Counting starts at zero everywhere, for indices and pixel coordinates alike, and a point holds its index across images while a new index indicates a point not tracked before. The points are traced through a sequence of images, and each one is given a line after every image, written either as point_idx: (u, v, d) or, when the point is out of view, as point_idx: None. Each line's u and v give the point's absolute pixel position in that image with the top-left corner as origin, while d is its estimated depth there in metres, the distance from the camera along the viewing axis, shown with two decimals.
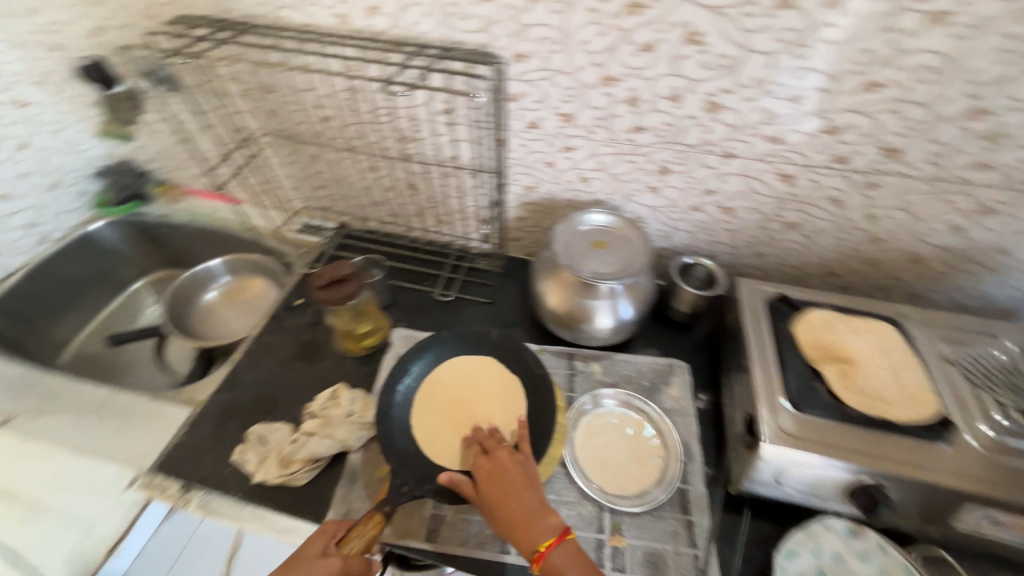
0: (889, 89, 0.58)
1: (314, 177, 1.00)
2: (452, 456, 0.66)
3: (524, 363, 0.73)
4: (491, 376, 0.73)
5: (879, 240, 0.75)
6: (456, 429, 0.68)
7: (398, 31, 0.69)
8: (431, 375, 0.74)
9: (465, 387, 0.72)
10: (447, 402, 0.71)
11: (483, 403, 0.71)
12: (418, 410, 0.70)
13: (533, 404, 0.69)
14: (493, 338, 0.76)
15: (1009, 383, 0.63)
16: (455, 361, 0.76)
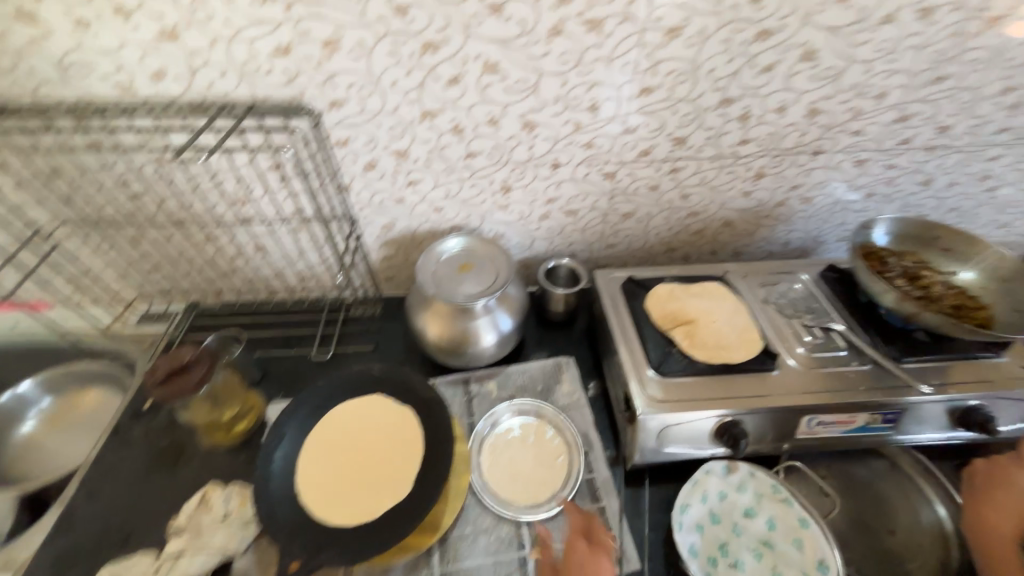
0: (659, 91, 0.69)
1: (140, 261, 0.87)
2: (351, 510, 0.60)
3: (413, 391, 0.69)
4: (381, 412, 0.68)
5: (697, 213, 0.88)
6: (351, 479, 0.62)
7: (195, 94, 0.65)
8: (315, 431, 0.67)
9: (357, 431, 0.67)
10: (337, 454, 0.65)
11: (376, 441, 0.65)
12: (307, 470, 0.64)
13: (430, 425, 0.65)
14: (376, 375, 0.71)
15: (807, 307, 0.78)
16: (340, 407, 0.69)
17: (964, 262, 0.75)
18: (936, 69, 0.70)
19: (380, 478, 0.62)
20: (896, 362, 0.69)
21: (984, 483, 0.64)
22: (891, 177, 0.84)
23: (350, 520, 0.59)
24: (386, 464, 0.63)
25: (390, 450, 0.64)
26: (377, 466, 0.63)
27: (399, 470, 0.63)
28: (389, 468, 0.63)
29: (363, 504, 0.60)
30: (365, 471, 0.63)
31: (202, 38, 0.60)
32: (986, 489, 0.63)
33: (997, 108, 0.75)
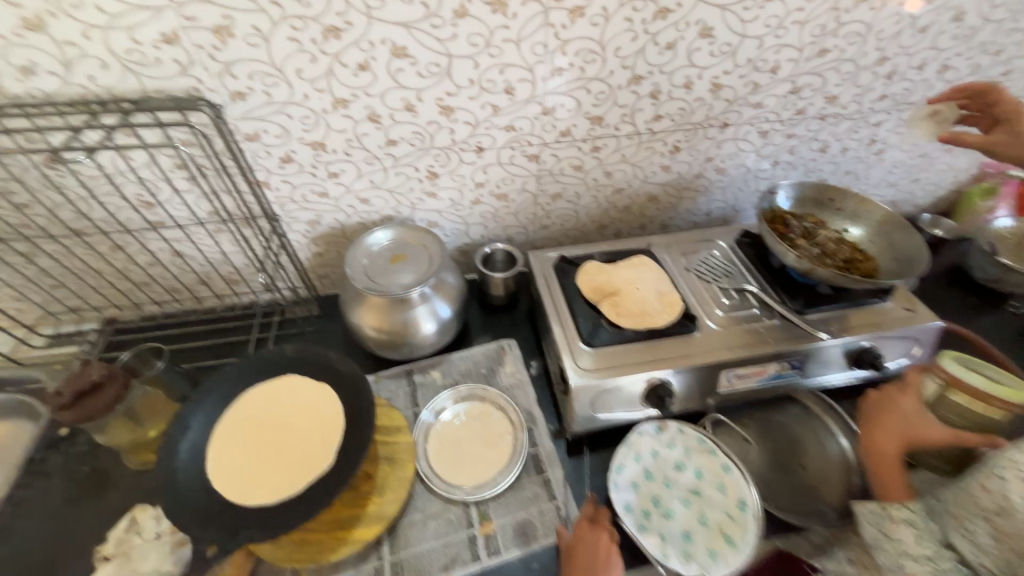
0: (571, 70, 0.71)
1: (37, 278, 0.80)
2: (270, 485, 0.60)
3: (331, 367, 0.70)
4: (295, 389, 0.69)
5: (622, 190, 0.91)
6: (268, 458, 0.62)
7: (74, 89, 0.59)
8: (225, 417, 0.66)
9: (273, 410, 0.66)
10: (251, 436, 0.65)
11: (295, 417, 0.66)
12: (218, 457, 0.62)
13: (348, 394, 0.67)
14: (289, 354, 0.71)
15: (724, 272, 0.84)
16: (253, 390, 0.69)
17: (852, 218, 0.84)
18: (819, 43, 0.76)
19: (297, 449, 0.63)
20: (799, 314, 0.76)
21: (875, 410, 0.69)
22: (792, 145, 0.91)
23: (270, 495, 0.59)
24: (303, 437, 0.64)
25: (308, 423, 0.65)
26: (292, 440, 0.64)
27: (317, 439, 0.64)
28: (307, 440, 0.64)
29: (280, 477, 0.61)
30: (282, 449, 0.63)
31: (74, 27, 0.55)
32: (876, 416, 0.69)
33: (875, 78, 0.83)
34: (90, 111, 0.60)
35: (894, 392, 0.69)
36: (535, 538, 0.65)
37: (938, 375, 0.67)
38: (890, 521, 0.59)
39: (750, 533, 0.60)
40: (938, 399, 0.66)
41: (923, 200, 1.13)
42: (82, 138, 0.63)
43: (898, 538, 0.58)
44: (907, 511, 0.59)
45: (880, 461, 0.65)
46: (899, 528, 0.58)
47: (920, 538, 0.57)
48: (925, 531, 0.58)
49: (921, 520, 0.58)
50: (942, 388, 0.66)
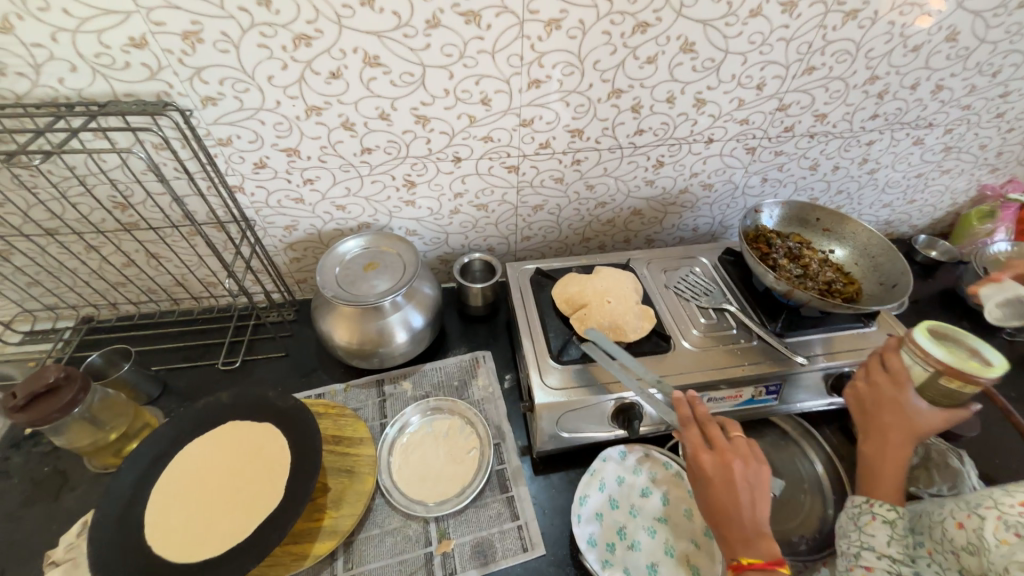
0: (550, 83, 0.70)
1: (13, 275, 0.80)
2: (222, 535, 0.59)
3: (269, 406, 0.70)
4: (237, 436, 0.68)
5: (606, 204, 0.90)
6: (215, 510, 0.61)
7: (43, 90, 0.59)
8: (164, 474, 0.65)
9: (217, 462, 0.66)
10: (191, 494, 0.63)
11: (241, 463, 0.65)
12: (158, 518, 0.61)
13: (292, 429, 0.67)
14: (228, 400, 0.71)
15: (704, 290, 0.82)
16: (190, 444, 0.68)
17: (838, 239, 0.83)
18: (806, 61, 0.74)
19: (241, 501, 0.62)
20: (779, 337, 0.74)
21: (871, 409, 0.61)
22: (781, 162, 0.90)
23: (224, 546, 0.58)
24: (251, 479, 0.64)
25: (252, 466, 0.65)
26: (240, 488, 0.63)
27: (264, 479, 0.64)
28: (255, 485, 0.63)
29: (232, 524, 0.60)
30: (227, 500, 0.62)
31: (42, 30, 0.54)
32: (874, 414, 0.61)
33: (866, 97, 0.81)
34: (57, 112, 0.59)
35: (884, 383, 0.60)
36: (493, 560, 0.63)
37: (925, 360, 0.56)
38: (869, 516, 0.58)
39: (716, 563, 0.59)
40: (926, 384, 0.57)
41: (919, 221, 1.11)
42: (50, 139, 0.63)
43: (868, 532, 0.57)
44: (892, 512, 0.57)
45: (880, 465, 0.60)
46: (876, 524, 0.57)
47: (893, 539, 0.56)
48: (903, 535, 0.56)
49: (902, 525, 0.57)
50: (929, 375, 0.56)
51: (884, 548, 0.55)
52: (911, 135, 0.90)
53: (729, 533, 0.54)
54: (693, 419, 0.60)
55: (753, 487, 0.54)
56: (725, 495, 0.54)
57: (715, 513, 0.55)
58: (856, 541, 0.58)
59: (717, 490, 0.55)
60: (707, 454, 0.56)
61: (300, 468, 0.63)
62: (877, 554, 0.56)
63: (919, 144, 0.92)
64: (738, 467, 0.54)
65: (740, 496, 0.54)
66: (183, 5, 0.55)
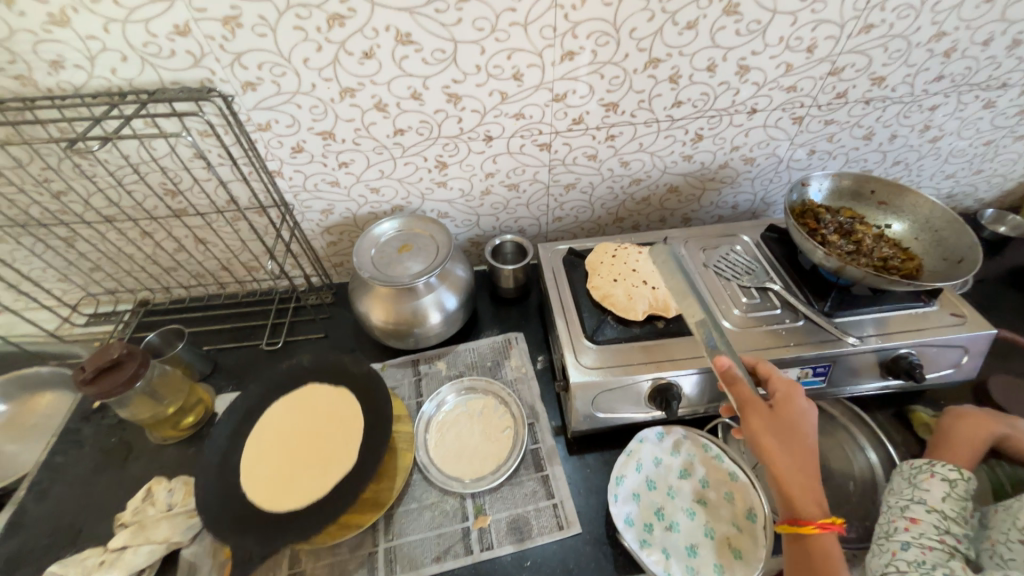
0: (584, 54, 0.67)
1: (77, 261, 0.85)
2: (304, 490, 0.62)
3: (346, 373, 0.73)
4: (315, 398, 0.72)
5: (640, 181, 0.87)
6: (296, 466, 0.65)
7: (98, 81, 0.62)
8: (257, 427, 0.70)
9: (297, 420, 0.70)
10: (275, 445, 0.67)
11: (320, 422, 0.69)
12: (246, 464, 0.65)
13: (366, 397, 0.70)
14: (308, 364, 0.75)
15: (746, 269, 0.79)
16: (275, 404, 0.72)
17: (896, 213, 0.77)
18: (864, 18, 0.68)
19: (320, 458, 0.65)
20: (828, 317, 0.70)
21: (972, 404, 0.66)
22: (831, 133, 0.84)
23: (301, 500, 0.61)
24: (327, 442, 0.67)
25: (329, 428, 0.68)
26: (317, 446, 0.67)
27: (341, 442, 0.67)
28: (331, 446, 0.66)
29: (307, 483, 0.63)
30: (306, 457, 0.66)
31: (94, 21, 0.57)
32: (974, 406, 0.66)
33: (931, 56, 0.74)
34: (111, 101, 0.62)
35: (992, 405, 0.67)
36: (529, 536, 0.64)
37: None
38: (927, 473, 0.58)
39: (759, 547, 0.57)
40: None
41: (986, 194, 1.02)
42: (106, 127, 0.66)
43: (924, 488, 0.57)
44: (953, 473, 0.57)
45: (966, 421, 0.62)
46: (933, 481, 0.57)
47: (949, 497, 0.56)
48: (960, 495, 0.56)
49: (965, 487, 0.57)
50: None
51: (938, 503, 0.56)
52: (982, 97, 0.82)
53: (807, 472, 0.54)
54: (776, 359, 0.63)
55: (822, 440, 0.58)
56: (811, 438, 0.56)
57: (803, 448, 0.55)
58: (908, 495, 0.58)
59: (804, 421, 0.56)
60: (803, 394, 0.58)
61: (375, 429, 0.65)
62: (926, 508, 0.56)
63: (990, 108, 0.84)
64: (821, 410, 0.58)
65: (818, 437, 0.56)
66: None
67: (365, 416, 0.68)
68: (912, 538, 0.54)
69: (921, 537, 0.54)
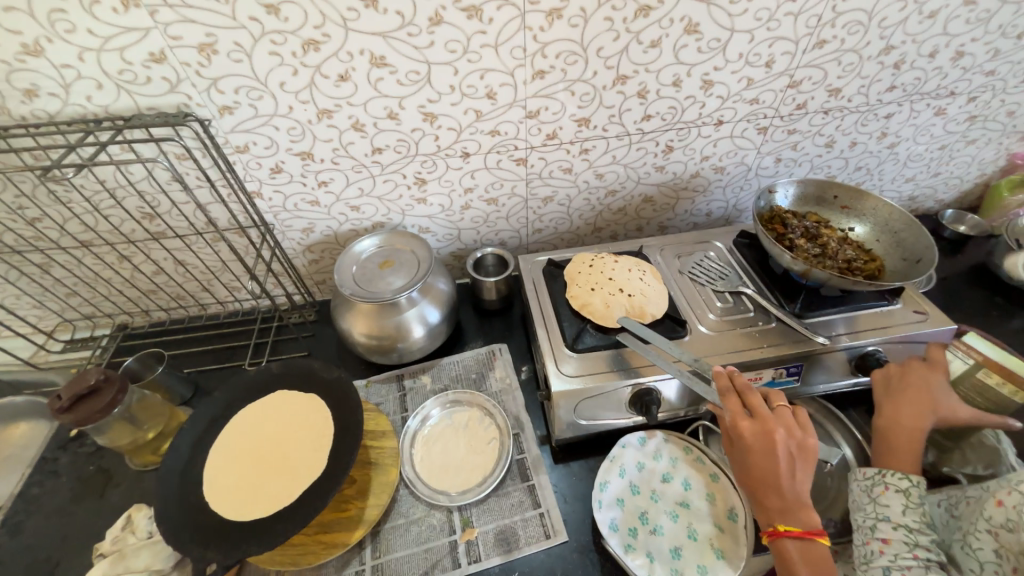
0: (555, 73, 0.70)
1: (53, 287, 0.84)
2: (270, 497, 0.62)
3: (315, 377, 0.73)
4: (286, 404, 0.72)
5: (616, 192, 0.90)
6: (263, 472, 0.65)
7: (73, 109, 0.62)
8: (225, 435, 0.69)
9: (266, 426, 0.70)
10: (244, 453, 0.67)
11: (289, 428, 0.69)
12: (213, 473, 0.65)
13: (337, 404, 0.70)
14: (278, 369, 0.75)
15: (720, 274, 0.81)
16: (244, 412, 0.71)
17: (858, 216, 0.80)
18: (817, 34, 0.72)
19: (287, 464, 0.65)
20: (798, 318, 0.73)
21: (897, 385, 0.65)
22: (795, 141, 0.88)
23: (268, 509, 0.61)
24: (295, 448, 0.67)
25: (298, 434, 0.68)
26: (285, 453, 0.66)
27: (308, 447, 0.66)
28: (299, 452, 0.66)
29: (274, 491, 0.62)
30: (274, 464, 0.66)
31: (69, 51, 0.57)
32: (899, 389, 0.64)
33: (882, 68, 0.79)
34: (86, 128, 0.62)
35: (919, 366, 0.66)
36: (517, 546, 0.64)
37: (967, 353, 0.65)
38: (882, 486, 0.59)
39: (741, 547, 0.59)
40: (963, 377, 0.65)
41: (946, 195, 1.07)
42: (81, 154, 0.66)
43: (882, 503, 0.58)
44: (904, 481, 0.58)
45: (900, 428, 0.62)
46: (889, 494, 0.58)
47: (908, 507, 0.57)
48: (917, 503, 0.57)
49: (917, 493, 0.58)
50: (968, 367, 0.64)
51: (900, 517, 0.57)
52: (933, 105, 0.87)
53: (767, 500, 0.57)
54: (733, 388, 0.61)
55: (798, 459, 0.57)
56: (767, 465, 0.56)
57: (754, 478, 0.57)
58: (872, 513, 0.58)
59: (755, 451, 0.57)
60: (749, 421, 0.58)
61: (345, 435, 0.65)
62: (892, 525, 0.57)
63: (941, 115, 0.89)
64: (782, 437, 0.56)
65: (781, 467, 0.56)
66: (198, 19, 0.57)
67: (335, 422, 0.68)
68: (889, 562, 0.55)
69: (896, 558, 0.54)
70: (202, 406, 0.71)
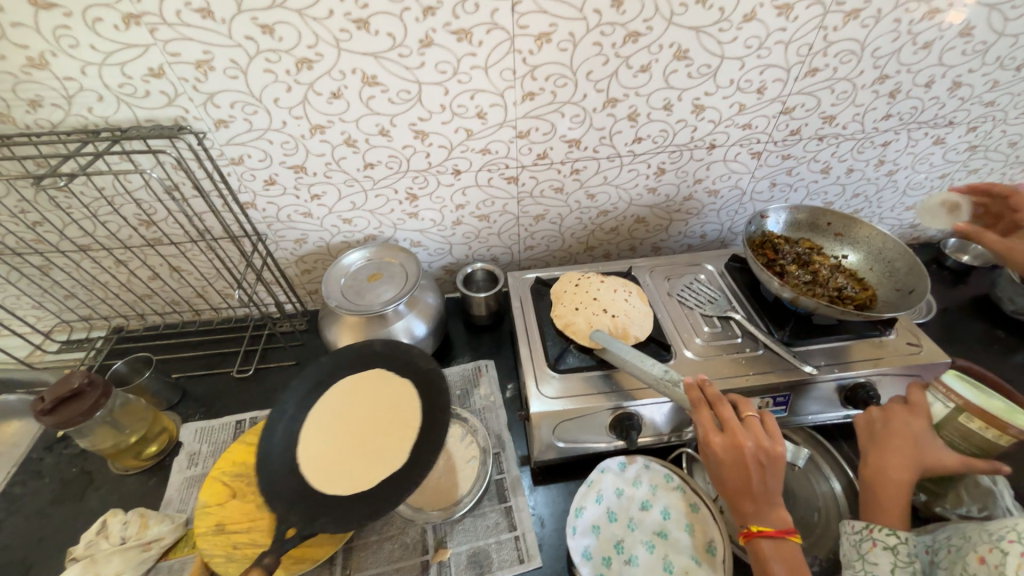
0: (544, 95, 0.71)
1: (53, 289, 0.86)
2: (352, 478, 0.62)
3: (412, 364, 0.71)
4: (381, 384, 0.71)
5: (608, 212, 0.90)
6: (349, 452, 0.64)
7: (75, 119, 0.64)
8: (323, 404, 0.70)
9: (359, 403, 0.69)
10: (337, 425, 0.68)
11: (381, 412, 0.67)
12: (306, 439, 0.66)
13: (427, 399, 0.67)
14: (379, 349, 0.73)
15: (709, 298, 0.80)
16: (345, 385, 0.72)
17: (852, 244, 0.79)
18: (808, 63, 0.72)
19: (374, 448, 0.64)
20: (787, 346, 0.72)
21: (881, 430, 0.63)
22: (790, 167, 0.88)
23: (348, 489, 0.61)
24: (384, 434, 0.65)
25: (387, 420, 0.66)
26: (375, 436, 0.65)
27: (395, 436, 0.65)
28: (385, 440, 0.64)
29: (357, 473, 0.62)
30: (362, 444, 0.65)
31: (73, 65, 0.59)
32: (882, 437, 0.62)
33: (876, 97, 0.78)
34: (86, 138, 0.64)
35: (901, 412, 0.63)
36: (489, 569, 0.63)
37: (947, 396, 0.60)
38: (870, 542, 0.57)
39: None
40: (947, 421, 0.60)
41: None
42: (82, 163, 0.68)
43: (871, 560, 0.56)
44: (893, 538, 0.56)
45: (885, 484, 0.59)
46: (877, 551, 0.56)
47: (898, 567, 0.54)
48: (908, 561, 0.55)
49: (906, 551, 0.55)
50: (950, 411, 0.60)
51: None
52: (931, 134, 0.86)
53: (741, 507, 0.56)
54: (704, 399, 0.59)
55: (769, 467, 0.55)
56: (738, 477, 0.55)
57: (727, 489, 0.56)
58: (860, 570, 0.56)
59: (725, 464, 0.55)
60: (719, 436, 0.56)
61: (434, 429, 0.63)
62: None
63: (940, 144, 0.88)
64: (750, 448, 0.55)
65: (751, 476, 0.54)
66: (196, 37, 0.59)
67: (424, 415, 0.65)
68: None
69: None
70: (304, 376, 0.72)
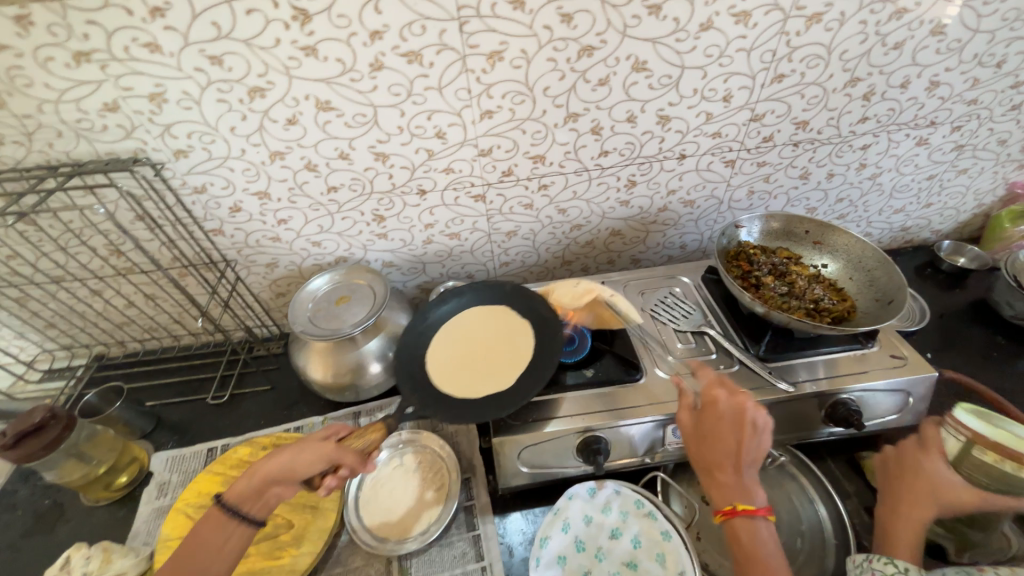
0: (502, 112, 0.70)
1: (32, 320, 0.87)
2: (457, 384, 0.69)
3: (535, 312, 0.76)
4: (506, 317, 0.77)
5: (581, 226, 0.89)
6: (466, 364, 0.71)
7: (37, 155, 0.65)
8: (460, 318, 0.78)
9: (488, 326, 0.76)
10: (464, 338, 0.75)
11: (501, 342, 0.73)
12: (436, 340, 0.75)
13: (541, 344, 0.72)
14: (511, 289, 0.79)
15: (684, 312, 0.78)
16: (476, 310, 0.78)
17: (831, 253, 0.76)
18: (773, 69, 0.70)
19: (485, 367, 0.71)
20: (763, 362, 0.69)
21: (896, 469, 0.60)
22: (767, 174, 0.85)
23: (448, 389, 0.69)
24: (497, 359, 0.71)
25: (504, 350, 0.72)
26: (488, 358, 0.72)
27: (507, 365, 0.70)
28: (496, 367, 0.70)
29: (462, 382, 0.69)
30: (477, 360, 0.72)
31: (29, 103, 0.60)
32: (897, 478, 0.59)
33: (850, 100, 0.76)
34: (47, 173, 0.65)
35: (914, 449, 0.59)
36: None
37: (957, 429, 0.55)
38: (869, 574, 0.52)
39: None
40: (961, 457, 0.55)
41: (942, 226, 1.01)
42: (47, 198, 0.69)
43: None
44: (891, 567, 0.51)
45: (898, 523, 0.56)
46: None
47: None
48: None
49: None
50: (962, 446, 0.55)
51: None
52: (912, 135, 0.83)
53: (723, 472, 0.56)
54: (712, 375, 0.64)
55: (761, 434, 0.57)
56: (731, 432, 0.57)
57: (715, 448, 0.57)
58: None
59: (723, 418, 0.57)
60: (724, 393, 0.59)
61: (546, 361, 0.68)
62: None
63: (924, 145, 0.85)
64: (751, 407, 0.57)
65: (745, 437, 0.56)
66: (147, 71, 0.60)
67: (540, 350, 0.71)
68: None
69: None
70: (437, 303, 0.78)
